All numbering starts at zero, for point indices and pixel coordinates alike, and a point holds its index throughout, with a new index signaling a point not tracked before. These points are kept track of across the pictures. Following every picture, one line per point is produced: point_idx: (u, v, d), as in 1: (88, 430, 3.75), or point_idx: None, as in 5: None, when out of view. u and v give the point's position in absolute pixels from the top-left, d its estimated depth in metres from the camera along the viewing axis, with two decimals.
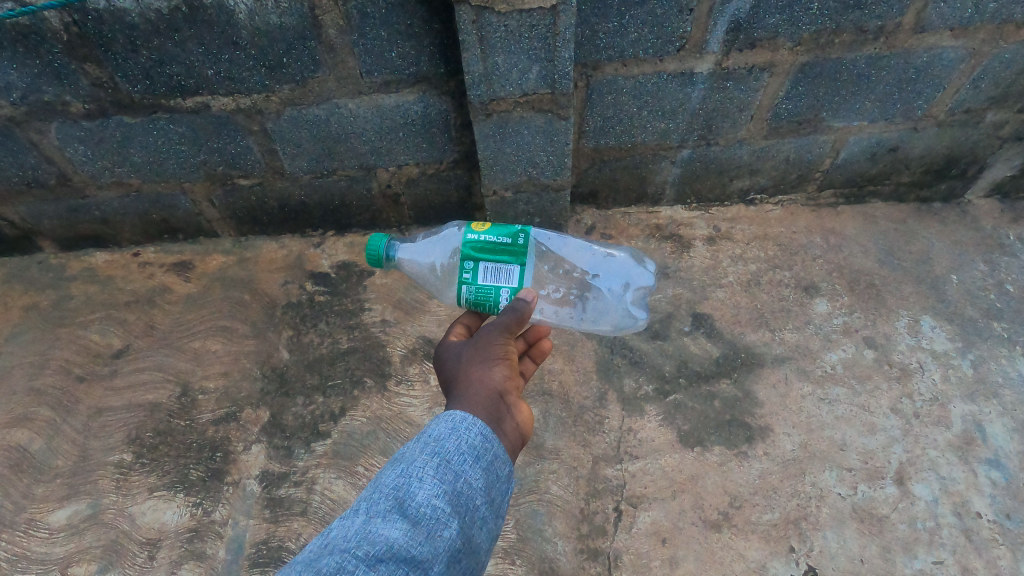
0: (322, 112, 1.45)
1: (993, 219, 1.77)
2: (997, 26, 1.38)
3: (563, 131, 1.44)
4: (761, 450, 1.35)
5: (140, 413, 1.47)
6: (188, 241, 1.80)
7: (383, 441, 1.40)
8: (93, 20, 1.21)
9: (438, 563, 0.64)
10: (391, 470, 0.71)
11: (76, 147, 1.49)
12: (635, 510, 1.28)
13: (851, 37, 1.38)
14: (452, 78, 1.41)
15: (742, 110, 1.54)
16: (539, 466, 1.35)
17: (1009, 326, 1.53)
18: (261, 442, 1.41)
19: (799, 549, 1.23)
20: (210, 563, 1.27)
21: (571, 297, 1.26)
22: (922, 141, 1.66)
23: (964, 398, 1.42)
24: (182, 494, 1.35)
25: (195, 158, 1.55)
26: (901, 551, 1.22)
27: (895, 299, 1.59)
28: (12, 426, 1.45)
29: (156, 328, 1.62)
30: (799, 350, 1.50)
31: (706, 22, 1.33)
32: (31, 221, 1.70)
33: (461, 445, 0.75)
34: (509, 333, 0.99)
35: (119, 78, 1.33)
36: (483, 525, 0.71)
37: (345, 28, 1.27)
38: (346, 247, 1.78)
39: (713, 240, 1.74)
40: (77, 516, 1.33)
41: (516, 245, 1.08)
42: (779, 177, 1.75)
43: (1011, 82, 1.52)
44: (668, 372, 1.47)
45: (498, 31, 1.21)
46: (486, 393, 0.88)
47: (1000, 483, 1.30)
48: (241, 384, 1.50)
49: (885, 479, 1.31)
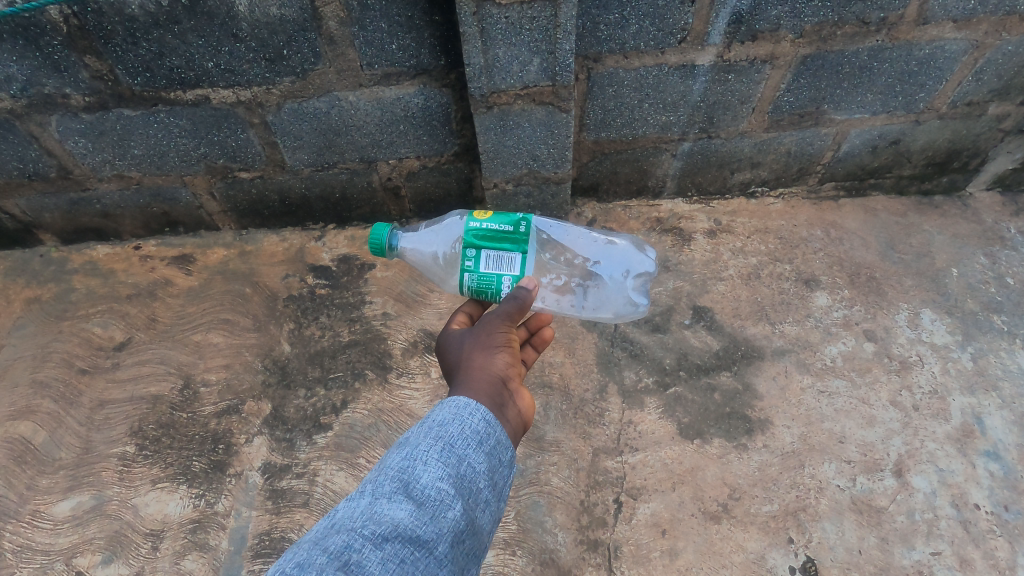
0: (323, 105, 1.45)
1: (994, 212, 1.77)
2: (1000, 18, 1.38)
3: (564, 123, 1.44)
4: (761, 442, 1.36)
5: (142, 405, 1.48)
6: (190, 233, 1.81)
7: (384, 433, 1.41)
8: (93, 12, 1.21)
9: (443, 543, 0.64)
10: (396, 453, 0.71)
11: (76, 140, 1.49)
12: (635, 502, 1.29)
13: (853, 29, 1.38)
14: (453, 71, 1.41)
15: (743, 102, 1.54)
16: (540, 458, 1.36)
17: (1009, 319, 1.54)
18: (262, 434, 1.42)
19: (798, 540, 1.23)
20: (212, 555, 1.27)
21: (571, 285, 1.27)
22: (924, 133, 1.66)
23: (963, 390, 1.42)
24: (185, 485, 1.36)
25: (196, 151, 1.55)
26: (900, 542, 1.23)
27: (895, 292, 1.59)
28: (15, 418, 1.46)
29: (158, 321, 1.62)
30: (799, 343, 1.51)
31: (708, 13, 1.32)
32: (31, 214, 1.70)
33: (464, 430, 0.75)
34: (511, 322, 0.99)
35: (119, 70, 1.32)
36: (486, 508, 0.72)
37: (345, 19, 1.26)
38: (346, 240, 1.78)
39: (714, 233, 1.74)
40: (80, 507, 1.34)
41: (517, 233, 1.07)
42: (779, 170, 1.75)
43: (1013, 74, 1.51)
44: (669, 365, 1.48)
45: (498, 22, 1.20)
46: (488, 379, 0.88)
47: (998, 476, 1.30)
48: (243, 376, 1.51)
49: (884, 470, 1.31)
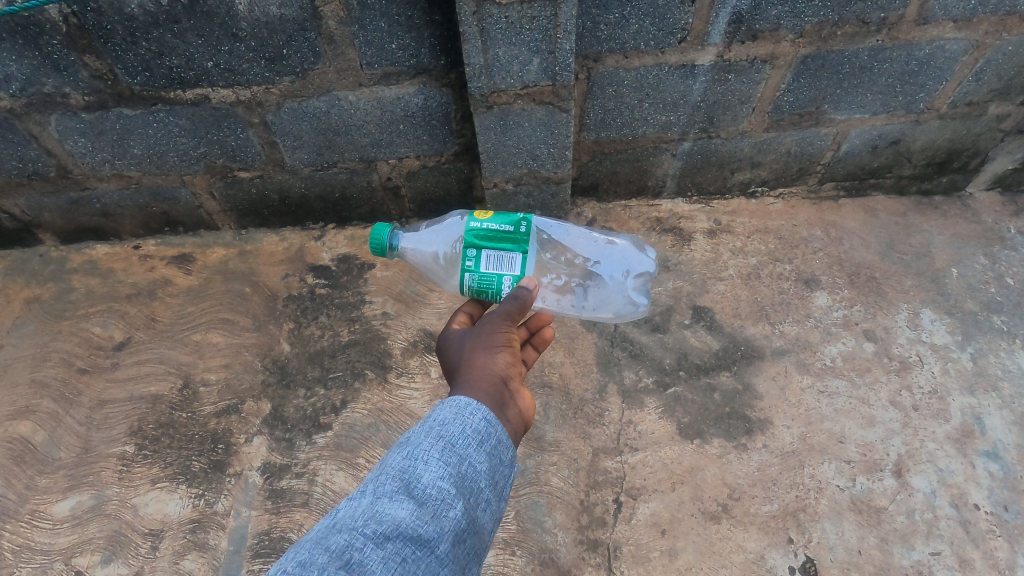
0: (322, 104, 1.45)
1: (994, 212, 1.77)
2: (1001, 18, 1.38)
3: (564, 122, 1.44)
4: (761, 442, 1.36)
5: (142, 405, 1.48)
6: (190, 233, 1.80)
7: (384, 433, 1.41)
8: (93, 12, 1.21)
9: (444, 542, 0.64)
10: (397, 453, 0.71)
11: (76, 139, 1.49)
12: (635, 502, 1.29)
13: (853, 29, 1.38)
14: (453, 71, 1.41)
15: (743, 102, 1.53)
16: (540, 458, 1.36)
17: (1009, 319, 1.54)
18: (262, 434, 1.42)
19: (797, 540, 1.23)
20: (211, 555, 1.27)
21: (571, 285, 1.27)
22: (924, 133, 1.66)
23: (963, 390, 1.42)
24: (184, 485, 1.36)
25: (195, 151, 1.55)
26: (899, 542, 1.23)
27: (895, 292, 1.59)
28: (15, 418, 1.46)
29: (158, 320, 1.62)
30: (799, 343, 1.51)
31: (708, 13, 1.32)
32: (31, 214, 1.70)
33: (465, 429, 0.75)
34: (511, 322, 0.99)
35: (118, 69, 1.32)
36: (487, 507, 0.72)
37: (345, 19, 1.26)
38: (346, 240, 1.78)
39: (714, 233, 1.74)
40: (79, 507, 1.34)
41: (518, 233, 1.07)
42: (779, 170, 1.75)
43: (1013, 75, 1.51)
44: (669, 365, 1.48)
45: (498, 22, 1.20)
46: (489, 379, 0.88)
47: (998, 476, 1.30)
48: (243, 376, 1.51)
49: (884, 470, 1.32)
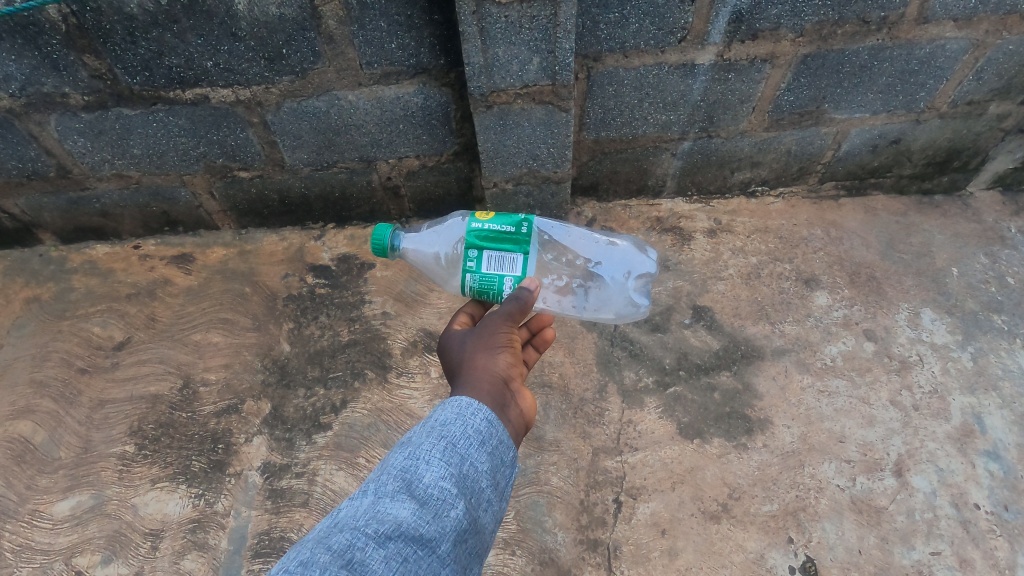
0: (322, 104, 1.45)
1: (994, 212, 1.77)
2: (1001, 17, 1.37)
3: (563, 122, 1.44)
4: (761, 441, 1.36)
5: (142, 405, 1.48)
6: (190, 233, 1.80)
7: (383, 433, 1.41)
8: (92, 11, 1.21)
9: (446, 541, 0.64)
10: (399, 453, 0.71)
11: (76, 139, 1.49)
12: (635, 501, 1.29)
13: (854, 28, 1.38)
14: (453, 70, 1.41)
15: (744, 102, 1.53)
16: (540, 458, 1.36)
17: (1009, 318, 1.53)
18: (262, 434, 1.42)
19: (797, 540, 1.23)
20: (211, 554, 1.27)
21: (572, 286, 1.27)
22: (924, 133, 1.65)
23: (963, 390, 1.42)
24: (184, 485, 1.36)
25: (195, 150, 1.54)
26: (899, 542, 1.23)
27: (895, 292, 1.59)
28: (15, 418, 1.46)
29: (158, 320, 1.62)
30: (798, 343, 1.51)
31: (708, 13, 1.32)
32: (31, 214, 1.70)
33: (467, 430, 0.75)
34: (512, 322, 0.98)
35: (118, 69, 1.32)
36: (488, 507, 0.72)
37: (344, 19, 1.26)
38: (346, 240, 1.78)
39: (714, 233, 1.74)
40: (79, 507, 1.34)
41: (519, 233, 1.07)
42: (780, 169, 1.75)
43: (1014, 74, 1.51)
44: (669, 365, 1.48)
45: (498, 21, 1.20)
46: (491, 380, 0.88)
47: (998, 475, 1.30)
48: (242, 376, 1.51)
49: (884, 470, 1.31)
